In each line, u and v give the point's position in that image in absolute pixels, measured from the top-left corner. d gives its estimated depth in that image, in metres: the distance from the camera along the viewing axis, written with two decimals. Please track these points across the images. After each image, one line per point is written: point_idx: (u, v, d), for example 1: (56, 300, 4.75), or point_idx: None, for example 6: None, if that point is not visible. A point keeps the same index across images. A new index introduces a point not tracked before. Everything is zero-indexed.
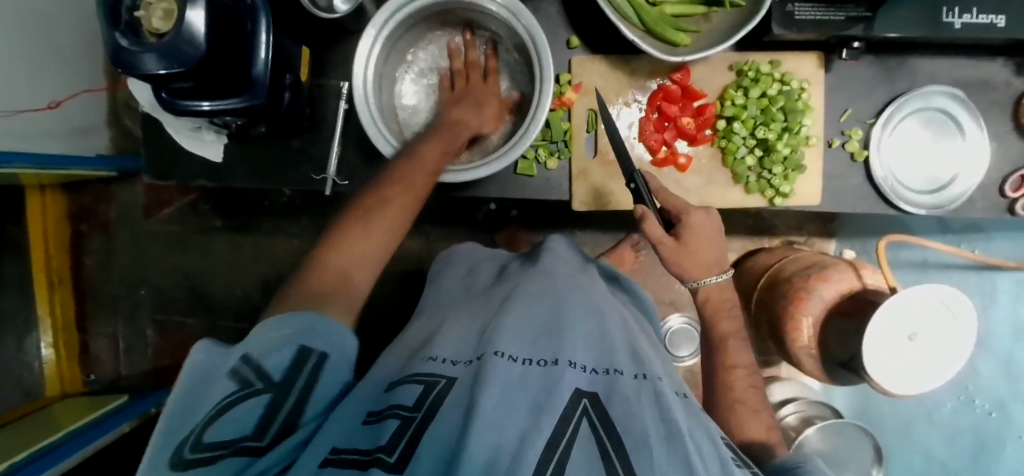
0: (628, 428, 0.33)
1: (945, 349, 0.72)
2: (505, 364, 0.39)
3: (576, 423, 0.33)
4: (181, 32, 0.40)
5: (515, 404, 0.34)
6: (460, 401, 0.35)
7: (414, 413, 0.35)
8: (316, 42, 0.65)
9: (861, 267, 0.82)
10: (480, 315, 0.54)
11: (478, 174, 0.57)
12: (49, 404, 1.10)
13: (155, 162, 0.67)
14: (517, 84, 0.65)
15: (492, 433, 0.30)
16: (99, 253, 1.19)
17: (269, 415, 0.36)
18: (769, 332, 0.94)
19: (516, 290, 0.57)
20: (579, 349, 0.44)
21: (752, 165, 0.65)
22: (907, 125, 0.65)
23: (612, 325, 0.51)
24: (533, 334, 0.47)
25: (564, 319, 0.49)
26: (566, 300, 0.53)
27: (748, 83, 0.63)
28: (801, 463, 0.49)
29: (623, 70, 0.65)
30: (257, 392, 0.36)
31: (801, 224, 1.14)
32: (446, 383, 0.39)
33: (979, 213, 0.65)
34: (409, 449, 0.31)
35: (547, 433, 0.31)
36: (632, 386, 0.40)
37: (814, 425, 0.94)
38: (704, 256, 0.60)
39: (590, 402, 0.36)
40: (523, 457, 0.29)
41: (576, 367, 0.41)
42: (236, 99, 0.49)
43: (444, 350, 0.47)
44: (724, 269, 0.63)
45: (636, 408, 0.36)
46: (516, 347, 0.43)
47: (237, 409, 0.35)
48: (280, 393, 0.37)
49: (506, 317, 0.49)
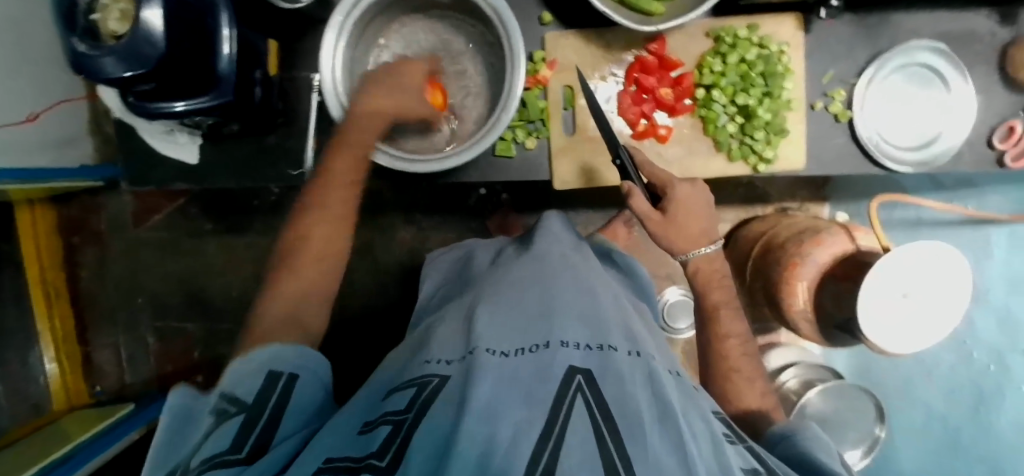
0: (623, 412, 0.33)
1: (942, 309, 0.72)
2: (496, 359, 0.39)
3: (571, 400, 0.34)
4: (137, 32, 0.39)
5: (508, 392, 0.34)
6: (450, 400, 0.35)
7: (404, 416, 0.36)
8: (283, 35, 0.63)
9: (854, 230, 0.83)
10: (471, 304, 0.54)
11: (450, 159, 0.56)
12: (58, 417, 1.10)
13: (132, 167, 0.66)
14: (489, 66, 0.63)
15: (484, 427, 0.30)
16: (94, 264, 1.19)
17: (245, 433, 0.36)
18: (764, 300, 0.94)
19: (506, 279, 0.56)
20: (570, 328, 0.44)
21: (734, 133, 0.64)
22: (892, 82, 0.63)
23: (605, 304, 0.51)
24: (524, 318, 0.47)
25: (555, 301, 0.49)
26: (556, 283, 0.53)
27: (726, 49, 0.61)
28: (796, 430, 0.50)
29: (598, 44, 0.64)
30: (231, 414, 0.37)
31: (794, 190, 1.13)
32: (438, 383, 0.39)
33: (965, 167, 0.64)
34: (399, 452, 0.31)
35: (542, 421, 0.31)
36: (627, 363, 0.40)
37: (816, 387, 0.95)
38: (694, 228, 0.60)
39: (585, 379, 0.36)
40: (518, 448, 0.29)
41: (568, 347, 0.41)
42: (204, 98, 0.49)
43: (440, 352, 0.46)
44: (714, 240, 0.62)
45: (630, 389, 0.36)
46: (506, 339, 0.43)
47: (215, 433, 0.35)
48: (254, 412, 0.38)
49: (496, 309, 0.49)
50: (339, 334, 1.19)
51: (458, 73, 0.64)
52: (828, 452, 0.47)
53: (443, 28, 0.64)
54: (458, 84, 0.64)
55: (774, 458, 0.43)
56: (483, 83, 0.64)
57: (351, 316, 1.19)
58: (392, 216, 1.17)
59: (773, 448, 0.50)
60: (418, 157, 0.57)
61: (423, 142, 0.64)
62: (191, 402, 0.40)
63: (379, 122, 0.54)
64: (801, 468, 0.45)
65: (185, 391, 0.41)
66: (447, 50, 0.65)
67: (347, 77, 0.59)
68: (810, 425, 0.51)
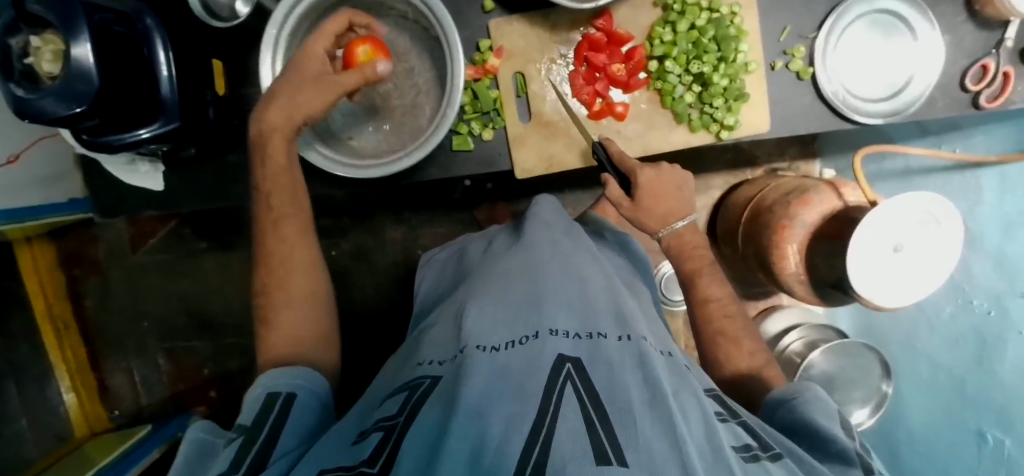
0: (613, 399, 0.33)
1: (934, 258, 0.70)
2: (487, 354, 0.39)
3: (562, 389, 0.34)
4: (72, 71, 0.40)
5: (497, 386, 0.34)
6: (441, 400, 0.36)
7: (394, 422, 0.36)
8: (227, 53, 0.62)
9: (841, 186, 0.81)
10: (458, 303, 0.54)
11: (405, 159, 0.55)
12: (81, 444, 1.15)
13: (101, 200, 0.66)
14: (436, 61, 0.61)
15: (473, 425, 0.30)
16: (97, 293, 1.22)
17: (242, 453, 0.36)
18: (757, 265, 0.92)
19: (494, 273, 0.55)
20: (559, 316, 0.44)
21: (692, 102, 0.62)
22: (855, 30, 0.61)
23: (594, 288, 0.51)
24: (511, 308, 0.46)
25: (543, 289, 0.48)
26: (544, 270, 0.52)
27: (675, 17, 0.59)
28: (796, 392, 0.50)
29: (543, 26, 0.62)
30: (233, 440, 0.38)
31: (782, 150, 1.11)
32: (430, 384, 0.40)
33: (940, 113, 0.62)
34: (391, 458, 0.32)
35: (533, 414, 0.31)
36: (617, 349, 0.40)
37: (817, 348, 0.96)
38: (662, 209, 0.61)
39: (574, 366, 0.36)
40: (509, 441, 0.29)
41: (557, 335, 0.40)
42: (153, 124, 0.49)
43: (431, 352, 0.47)
44: (686, 215, 0.63)
45: (619, 375, 0.36)
46: (495, 333, 0.43)
47: (216, 461, 0.36)
48: (252, 432, 0.39)
49: (483, 302, 0.48)
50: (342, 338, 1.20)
51: (404, 70, 0.62)
52: (830, 414, 0.48)
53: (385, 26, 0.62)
54: (408, 82, 0.62)
55: (771, 429, 0.43)
56: (431, 77, 0.61)
57: (352, 320, 1.20)
58: (381, 217, 1.17)
59: (772, 412, 0.51)
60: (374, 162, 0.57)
61: (385, 143, 0.62)
62: (208, 436, 0.41)
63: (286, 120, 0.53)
64: (804, 437, 0.46)
65: (204, 426, 0.42)
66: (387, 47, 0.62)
67: None
68: (812, 386, 0.52)
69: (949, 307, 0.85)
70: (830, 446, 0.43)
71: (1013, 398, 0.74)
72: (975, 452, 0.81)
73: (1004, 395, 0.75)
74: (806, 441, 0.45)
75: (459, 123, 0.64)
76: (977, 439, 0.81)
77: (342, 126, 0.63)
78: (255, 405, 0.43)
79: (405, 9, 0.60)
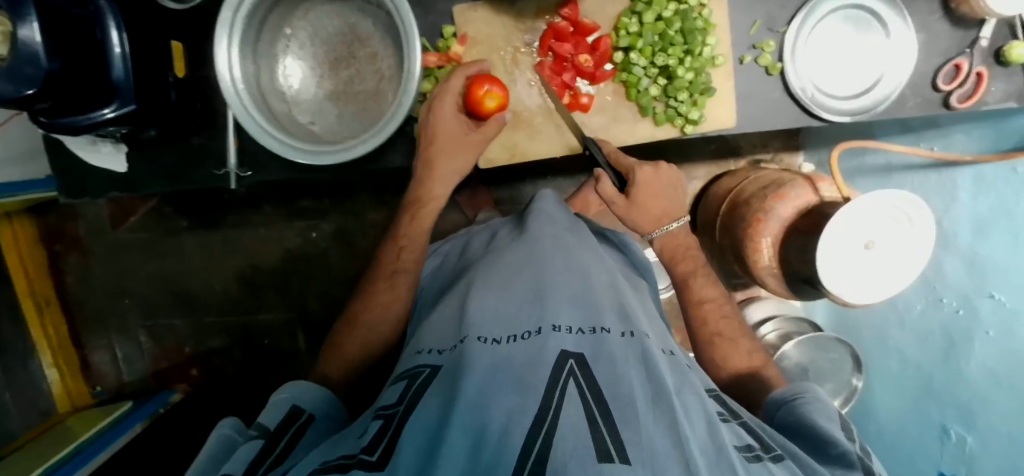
0: (616, 396, 0.33)
1: (903, 257, 0.70)
2: (488, 346, 0.39)
3: (564, 386, 0.34)
4: (19, 54, 0.41)
5: (499, 380, 0.34)
6: (441, 391, 0.37)
7: (394, 410, 0.38)
8: (189, 34, 0.61)
9: (818, 180, 0.80)
10: (457, 295, 0.53)
11: (369, 140, 0.53)
12: (63, 419, 1.16)
13: (65, 179, 0.66)
14: (397, 47, 0.59)
15: (474, 417, 0.31)
16: (78, 270, 1.23)
17: (264, 451, 0.40)
18: (733, 256, 0.92)
19: (496, 263, 0.55)
20: (563, 311, 0.44)
21: (657, 95, 0.62)
22: (828, 26, 0.60)
23: (597, 282, 0.50)
24: (517, 301, 0.46)
25: (547, 283, 0.48)
26: (546, 263, 0.51)
27: (642, 7, 0.58)
28: (800, 397, 0.50)
29: (508, 14, 0.62)
30: (253, 436, 0.42)
31: (766, 141, 1.11)
32: (430, 374, 0.41)
33: (910, 112, 0.61)
34: (389, 447, 0.32)
35: (535, 408, 0.31)
36: (620, 345, 0.40)
37: (791, 340, 0.96)
38: (654, 208, 0.62)
39: (577, 363, 0.37)
40: (510, 432, 0.29)
41: (560, 330, 0.40)
42: (106, 109, 0.49)
43: (430, 340, 0.48)
44: (678, 217, 0.64)
45: (623, 371, 0.36)
46: (497, 324, 0.43)
47: (238, 452, 0.39)
48: (272, 436, 0.43)
49: (487, 292, 0.48)
50: (325, 319, 1.20)
51: (367, 55, 0.60)
52: (829, 416, 0.47)
53: (347, 8, 0.60)
54: (371, 68, 0.60)
55: (772, 430, 0.43)
56: (394, 64, 0.59)
57: (333, 303, 1.20)
58: (361, 199, 1.16)
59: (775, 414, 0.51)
60: (323, 148, 0.54)
61: (353, 125, 0.61)
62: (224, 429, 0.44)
63: (441, 184, 0.64)
64: (806, 439, 0.45)
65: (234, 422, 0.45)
66: (349, 33, 0.60)
67: (252, 71, 0.57)
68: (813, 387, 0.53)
69: (920, 304, 0.85)
70: (832, 448, 0.43)
71: (979, 395, 0.75)
72: (938, 449, 0.83)
73: (969, 394, 0.76)
74: (807, 442, 0.45)
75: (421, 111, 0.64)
76: (939, 434, 0.82)
77: (302, 111, 0.61)
78: (278, 413, 0.47)
79: None
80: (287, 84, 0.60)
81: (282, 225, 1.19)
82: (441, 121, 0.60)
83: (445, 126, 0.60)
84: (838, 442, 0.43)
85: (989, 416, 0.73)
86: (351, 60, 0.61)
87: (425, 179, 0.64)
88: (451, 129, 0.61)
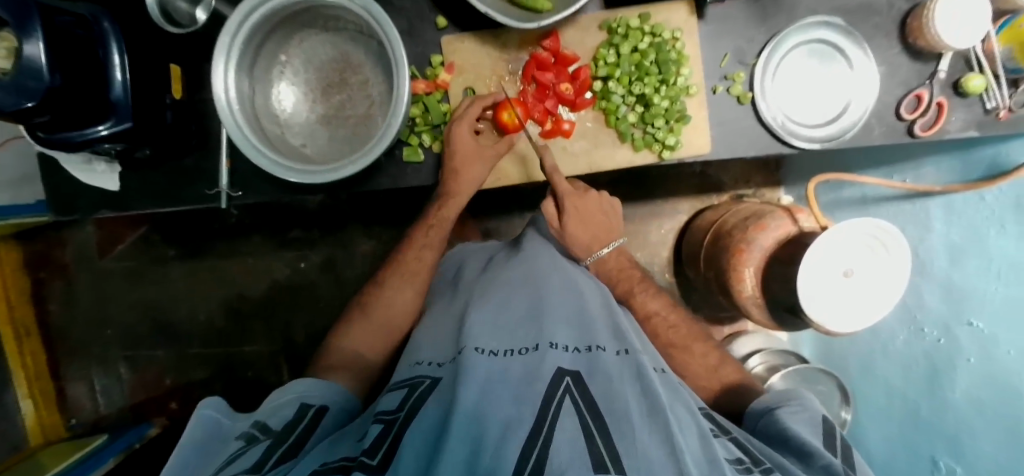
0: (612, 409, 0.33)
1: (880, 288, 0.71)
2: (484, 358, 0.39)
3: (560, 400, 0.34)
4: (24, 68, 0.43)
5: (497, 392, 0.35)
6: (438, 402, 0.36)
7: (394, 416, 0.37)
8: (190, 61, 0.64)
9: (796, 212, 0.82)
10: (452, 319, 0.54)
11: (358, 160, 0.54)
12: (34, 453, 1.11)
13: (54, 200, 0.67)
14: (387, 72, 0.62)
15: (473, 426, 0.31)
16: (62, 298, 1.21)
17: (271, 451, 0.40)
18: (718, 288, 0.93)
19: (494, 281, 0.56)
20: (559, 330, 0.44)
21: (635, 122, 0.65)
22: (795, 59, 0.64)
23: (592, 304, 0.51)
24: (514, 320, 0.47)
25: (545, 303, 0.48)
26: (544, 284, 0.52)
27: (619, 40, 0.63)
28: (781, 404, 0.49)
29: (494, 45, 0.66)
30: (261, 440, 0.42)
31: (747, 176, 1.15)
32: (429, 385, 0.41)
33: (878, 139, 0.65)
34: (390, 452, 0.32)
35: (531, 420, 0.31)
36: (615, 363, 0.40)
37: (777, 373, 0.94)
38: (585, 231, 0.66)
39: (573, 380, 0.37)
40: (509, 442, 0.29)
41: (557, 348, 0.41)
42: (103, 125, 0.51)
43: (430, 354, 0.48)
44: (608, 243, 0.68)
45: (618, 387, 0.36)
46: (495, 339, 0.43)
47: (246, 453, 0.39)
48: (280, 437, 0.43)
49: (485, 309, 0.49)
50: (309, 351, 1.18)
51: (360, 82, 0.63)
52: (813, 425, 0.46)
53: (338, 38, 0.63)
54: (362, 93, 0.63)
55: (761, 444, 0.43)
56: (384, 89, 0.62)
57: (318, 334, 1.18)
58: (351, 230, 1.17)
59: (756, 422, 0.50)
60: (312, 167, 0.55)
61: (344, 146, 0.63)
62: (233, 423, 0.45)
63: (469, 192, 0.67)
64: (788, 448, 0.44)
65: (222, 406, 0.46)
66: (341, 62, 0.64)
67: (249, 93, 0.59)
68: (803, 394, 0.52)
69: (904, 333, 0.85)
70: (815, 460, 0.41)
71: (964, 426, 0.73)
72: None
73: (957, 423, 0.75)
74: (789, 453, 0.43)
75: (410, 135, 0.67)
76: (930, 466, 0.80)
77: (294, 134, 0.63)
78: (284, 412, 0.47)
79: (359, 23, 0.61)
80: (281, 108, 0.63)
81: (271, 254, 1.19)
82: (461, 140, 0.63)
83: (462, 143, 0.63)
84: (821, 453, 0.41)
85: (975, 445, 0.72)
86: (343, 87, 0.64)
87: (453, 193, 0.67)
88: (468, 145, 0.63)
